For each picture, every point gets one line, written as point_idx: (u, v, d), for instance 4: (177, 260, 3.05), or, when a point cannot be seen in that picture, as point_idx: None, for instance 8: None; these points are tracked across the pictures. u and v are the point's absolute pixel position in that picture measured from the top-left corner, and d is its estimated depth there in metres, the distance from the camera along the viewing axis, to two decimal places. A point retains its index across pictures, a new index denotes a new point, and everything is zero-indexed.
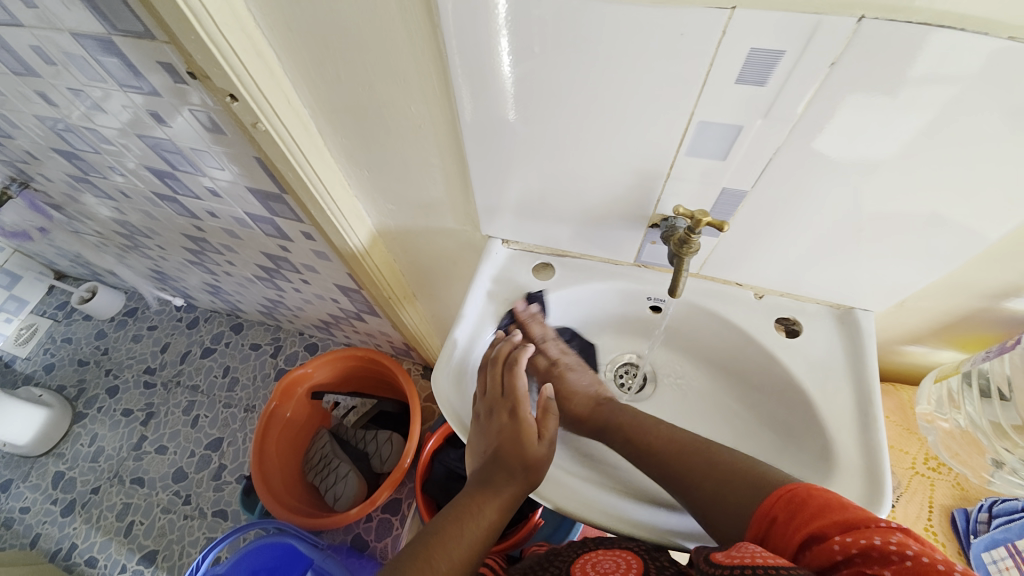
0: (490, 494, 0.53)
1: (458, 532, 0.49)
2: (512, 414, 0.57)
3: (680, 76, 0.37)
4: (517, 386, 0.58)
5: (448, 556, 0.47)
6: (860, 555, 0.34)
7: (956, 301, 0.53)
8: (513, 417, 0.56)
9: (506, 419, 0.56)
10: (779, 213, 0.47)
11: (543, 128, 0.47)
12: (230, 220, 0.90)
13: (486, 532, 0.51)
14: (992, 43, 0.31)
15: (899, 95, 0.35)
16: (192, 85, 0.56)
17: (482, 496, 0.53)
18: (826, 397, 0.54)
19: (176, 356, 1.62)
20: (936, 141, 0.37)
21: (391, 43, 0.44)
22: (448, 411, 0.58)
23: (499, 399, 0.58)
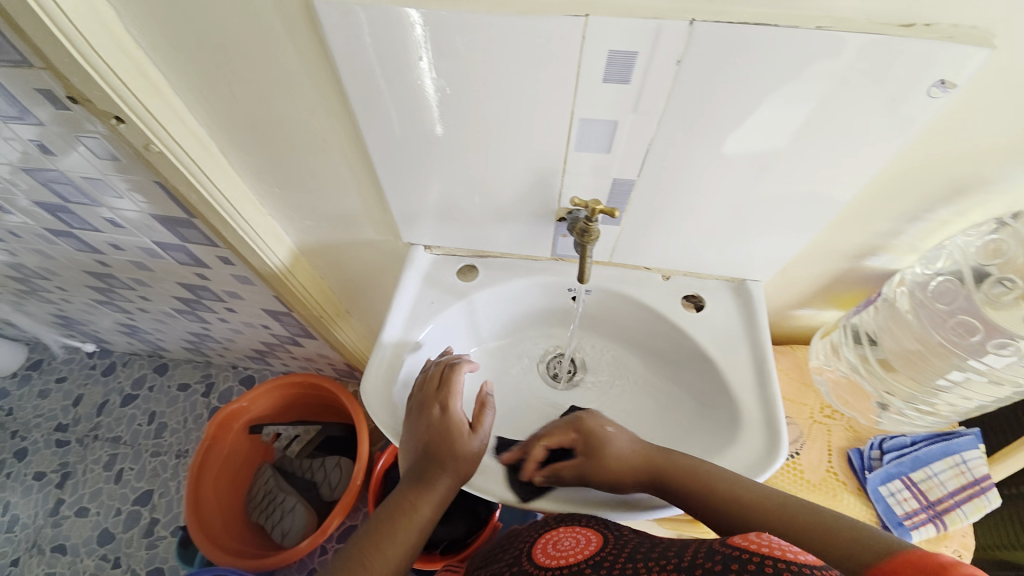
0: (423, 490, 0.54)
1: (390, 530, 0.52)
2: (443, 411, 0.56)
3: (555, 78, 0.41)
4: (451, 386, 0.57)
5: (384, 556, 0.50)
6: None
7: (826, 265, 0.60)
8: (444, 414, 0.56)
9: (437, 416, 0.56)
10: (667, 198, 0.52)
11: (444, 134, 0.49)
12: (138, 251, 0.85)
13: (421, 526, 0.53)
14: (801, 36, 0.36)
15: (739, 86, 0.40)
16: (76, 111, 0.54)
17: (414, 494, 0.54)
18: (729, 361, 0.60)
19: (92, 407, 1.48)
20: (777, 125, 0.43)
21: (281, 58, 0.44)
22: (377, 415, 0.57)
23: (431, 398, 0.57)
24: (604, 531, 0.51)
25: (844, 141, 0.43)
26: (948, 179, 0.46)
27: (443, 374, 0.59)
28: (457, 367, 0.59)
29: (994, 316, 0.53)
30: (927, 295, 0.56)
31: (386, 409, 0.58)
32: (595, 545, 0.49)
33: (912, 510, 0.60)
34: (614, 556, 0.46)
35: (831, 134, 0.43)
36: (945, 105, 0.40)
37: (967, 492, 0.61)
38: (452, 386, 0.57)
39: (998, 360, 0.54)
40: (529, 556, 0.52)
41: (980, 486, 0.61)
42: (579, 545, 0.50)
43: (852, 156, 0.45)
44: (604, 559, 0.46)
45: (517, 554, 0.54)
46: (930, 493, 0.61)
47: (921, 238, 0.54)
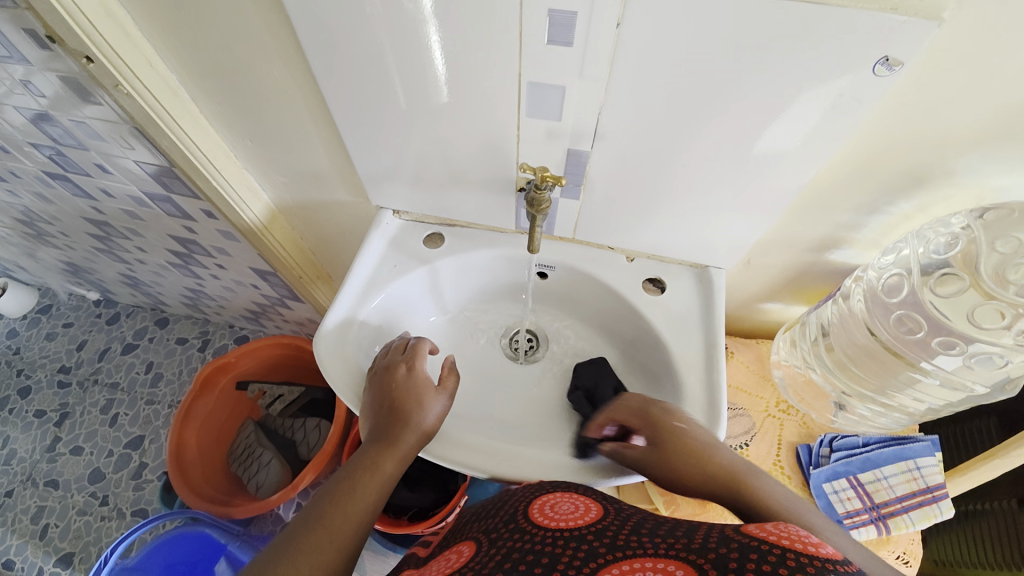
0: (389, 446, 0.53)
1: (353, 486, 0.50)
2: (408, 370, 0.59)
3: (503, 36, 0.41)
4: (420, 351, 0.61)
5: (346, 510, 0.48)
6: None
7: (791, 257, 0.59)
8: (409, 372, 0.58)
9: (402, 374, 0.58)
10: (623, 171, 0.52)
11: (400, 92, 0.49)
12: (128, 200, 0.87)
13: (385, 485, 0.51)
14: (741, 1, 0.35)
15: (686, 54, 0.39)
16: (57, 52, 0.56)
17: (377, 451, 0.53)
18: (682, 345, 0.59)
19: (95, 353, 1.55)
20: (727, 102, 0.42)
21: (238, 5, 0.45)
22: (338, 384, 0.58)
23: (397, 360, 0.60)
24: (604, 504, 0.47)
25: (792, 122, 0.43)
26: (903, 168, 0.45)
27: (409, 345, 0.63)
28: (423, 339, 0.63)
29: (938, 311, 0.51)
30: (878, 290, 0.55)
31: (346, 372, 0.60)
32: (596, 514, 0.45)
33: (857, 511, 0.59)
34: (617, 527, 0.42)
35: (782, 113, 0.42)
36: (892, 86, 0.39)
37: (917, 498, 0.59)
38: (418, 351, 0.61)
39: (947, 360, 0.53)
40: (523, 513, 0.46)
41: (931, 495, 0.59)
42: (579, 511, 0.45)
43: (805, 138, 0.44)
44: (606, 530, 0.42)
45: (509, 510, 0.48)
46: (876, 495, 0.60)
47: (882, 234, 0.52)
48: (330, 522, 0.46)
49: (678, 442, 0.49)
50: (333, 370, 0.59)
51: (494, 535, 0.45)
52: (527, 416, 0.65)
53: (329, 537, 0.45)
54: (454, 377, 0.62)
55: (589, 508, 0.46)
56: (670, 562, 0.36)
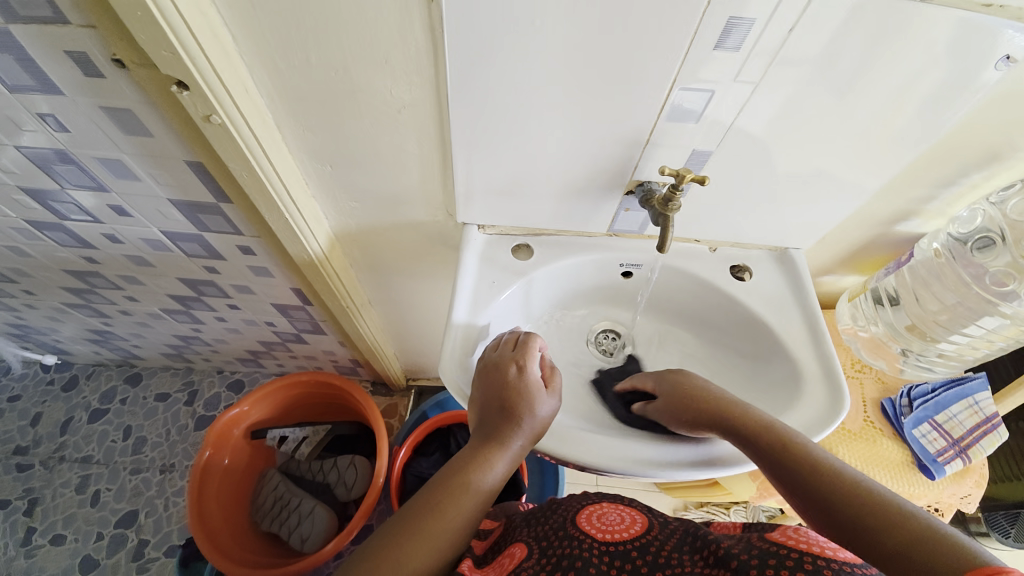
0: (495, 446, 0.52)
1: (465, 480, 0.50)
2: (519, 371, 0.55)
3: (667, 45, 0.42)
4: (528, 348, 0.57)
5: (457, 504, 0.48)
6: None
7: (863, 232, 0.66)
8: (521, 373, 0.54)
9: (514, 375, 0.54)
10: (738, 163, 0.55)
11: (532, 102, 0.49)
12: (141, 243, 0.77)
13: (493, 482, 0.51)
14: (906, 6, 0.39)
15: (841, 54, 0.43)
16: (119, 76, 0.47)
17: (488, 450, 0.52)
18: (784, 322, 0.63)
19: (54, 427, 1.33)
20: (857, 99, 0.47)
21: (376, 23, 0.42)
22: (448, 373, 0.57)
23: (506, 358, 0.56)
24: (649, 516, 0.51)
25: (901, 111, 0.48)
26: (983, 144, 0.52)
27: (517, 341, 0.59)
28: (531, 334, 0.59)
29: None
30: None
31: (458, 370, 0.58)
32: (641, 526, 0.49)
33: (942, 449, 0.66)
34: (659, 543, 0.46)
35: (896, 105, 0.47)
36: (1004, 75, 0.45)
37: (980, 428, 0.67)
38: (528, 348, 0.57)
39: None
40: (573, 523, 0.50)
41: (991, 423, 0.67)
42: (625, 522, 0.49)
43: (914, 124, 0.49)
44: (651, 544, 0.46)
45: (559, 519, 0.51)
46: (953, 432, 0.67)
47: (949, 204, 0.60)
48: (443, 515, 0.47)
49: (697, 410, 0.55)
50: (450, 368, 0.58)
51: (545, 542, 0.48)
52: None
53: (437, 527, 0.46)
54: (558, 373, 0.59)
55: (633, 519, 0.50)
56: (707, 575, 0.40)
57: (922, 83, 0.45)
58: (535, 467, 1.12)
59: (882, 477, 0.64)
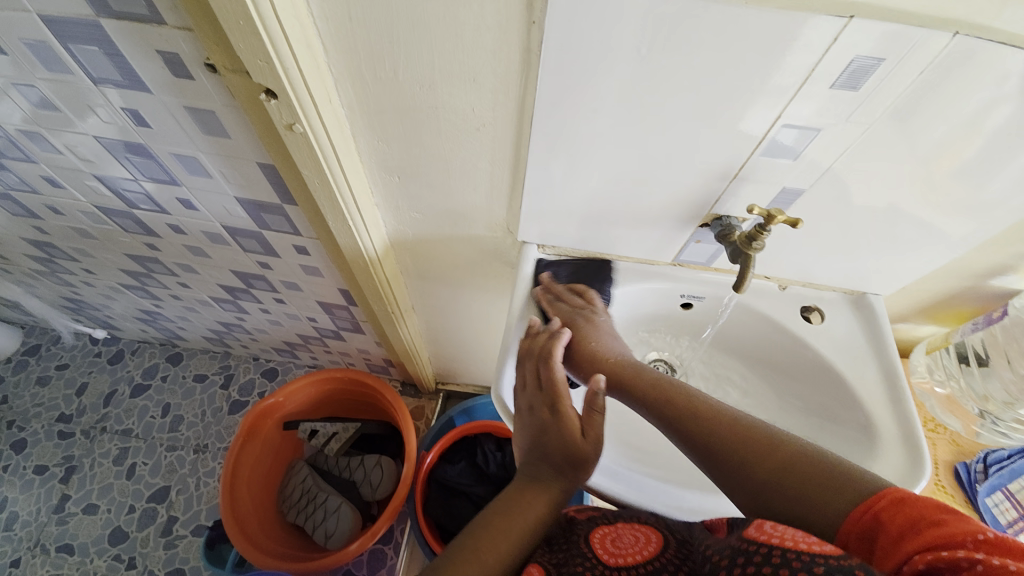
0: (537, 490, 0.50)
1: (506, 525, 0.47)
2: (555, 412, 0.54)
3: (777, 80, 0.40)
4: (555, 378, 0.55)
5: (495, 548, 0.45)
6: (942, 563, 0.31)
7: (953, 283, 0.62)
8: (558, 417, 0.53)
9: (550, 419, 0.54)
10: (829, 202, 0.51)
11: (616, 130, 0.47)
12: (200, 234, 0.78)
13: (534, 525, 0.48)
14: None
15: (975, 99, 0.39)
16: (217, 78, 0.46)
17: (529, 493, 0.50)
18: (858, 374, 0.59)
19: (98, 398, 1.38)
20: (942, 138, 0.43)
21: (472, 44, 0.41)
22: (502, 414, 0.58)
23: (543, 400, 0.55)
24: (664, 534, 0.47)
25: (1013, 164, 0.44)
26: None
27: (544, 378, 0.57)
28: (557, 365, 0.56)
29: None
30: None
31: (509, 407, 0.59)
32: (656, 547, 0.45)
33: (1014, 521, 0.61)
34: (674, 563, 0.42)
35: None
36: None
37: None
38: (560, 387, 0.55)
39: None
40: (585, 541, 0.46)
41: None
42: (640, 543, 0.46)
43: None
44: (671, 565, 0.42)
45: (569, 538, 0.47)
46: None
47: None
48: (481, 561, 0.43)
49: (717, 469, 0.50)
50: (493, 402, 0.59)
51: (562, 562, 0.44)
52: None
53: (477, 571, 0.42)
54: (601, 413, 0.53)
55: (648, 540, 0.46)
56: None
57: (993, 117, 0.40)
58: None
59: None
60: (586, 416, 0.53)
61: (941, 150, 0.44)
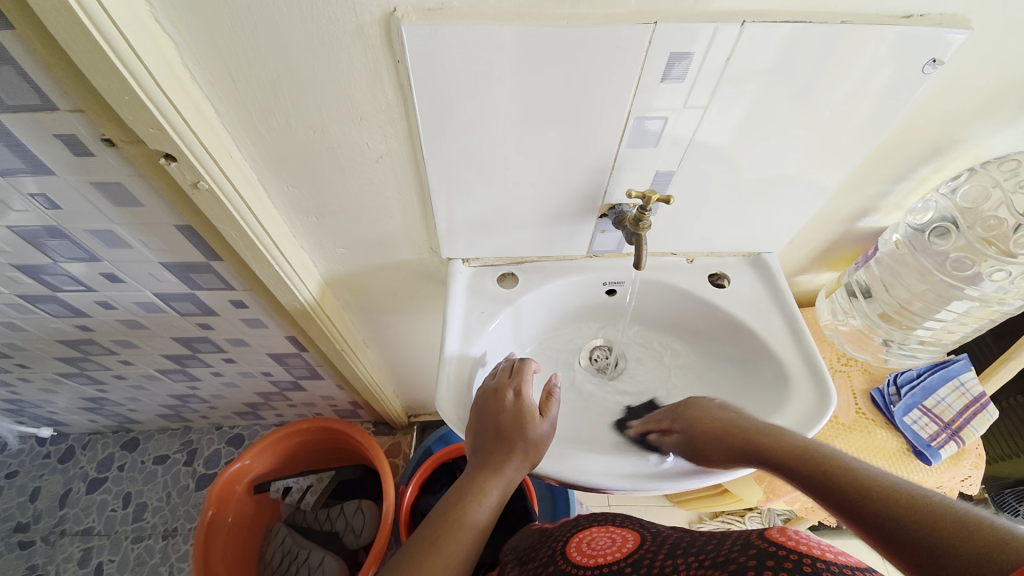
0: (491, 472, 0.52)
1: (462, 513, 0.50)
2: (515, 397, 0.55)
3: (619, 80, 0.46)
4: (523, 374, 0.58)
5: (455, 537, 0.48)
6: None
7: (829, 231, 0.70)
8: (519, 398, 0.55)
9: (510, 401, 0.55)
10: (701, 178, 0.58)
11: (498, 144, 0.52)
12: (134, 307, 0.78)
13: (489, 511, 0.51)
14: (832, 27, 0.43)
15: (784, 70, 0.46)
16: (126, 150, 0.48)
17: (483, 476, 0.52)
18: (764, 325, 0.66)
19: (53, 501, 1.30)
20: (836, 108, 0.50)
21: (351, 87, 0.46)
22: (444, 408, 0.58)
23: (506, 384, 0.57)
24: (641, 532, 0.53)
25: (839, 120, 0.52)
26: (928, 141, 0.55)
27: (512, 367, 0.60)
28: (526, 359, 0.60)
29: (979, 247, 0.60)
30: (925, 241, 0.63)
31: (457, 405, 0.58)
32: (632, 545, 0.50)
33: (934, 434, 0.67)
34: (652, 554, 0.47)
35: (856, 99, 0.50)
36: (936, 81, 0.49)
37: (971, 409, 0.69)
38: (524, 373, 0.58)
39: (991, 283, 0.62)
40: (563, 555, 0.52)
41: (980, 403, 0.69)
42: (616, 545, 0.51)
43: (851, 134, 0.53)
44: (641, 558, 0.47)
45: (550, 553, 0.55)
46: (943, 416, 0.68)
47: (905, 196, 0.63)
48: (444, 551, 0.47)
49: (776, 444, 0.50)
50: (444, 392, 0.59)
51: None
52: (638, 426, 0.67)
53: (439, 565, 0.45)
54: (556, 400, 0.58)
55: (625, 541, 0.51)
56: None
57: (865, 71, 0.47)
58: (546, 494, 1.15)
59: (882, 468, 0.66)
60: (542, 403, 0.58)
61: (841, 115, 0.51)
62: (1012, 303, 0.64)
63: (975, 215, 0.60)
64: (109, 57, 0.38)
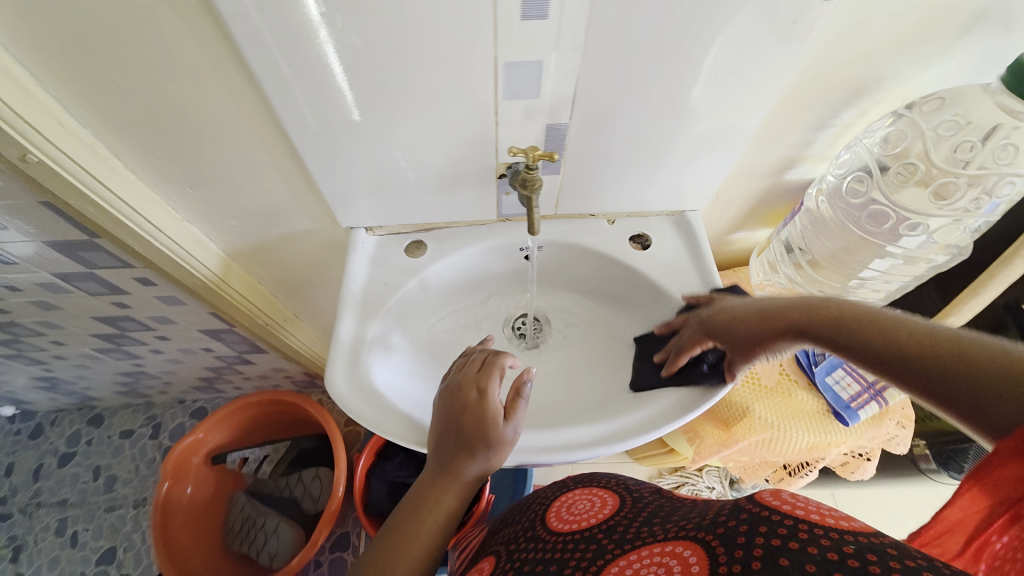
0: (448, 480, 0.51)
1: (419, 524, 0.50)
2: (479, 396, 0.51)
3: (476, 22, 0.41)
4: (491, 370, 0.53)
5: (414, 546, 0.49)
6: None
7: (754, 186, 0.65)
8: (480, 398, 0.51)
9: (472, 400, 0.51)
10: (601, 131, 0.53)
11: (366, 96, 0.47)
12: (39, 287, 0.75)
13: (448, 515, 0.51)
14: None
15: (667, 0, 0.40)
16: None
17: (440, 484, 0.51)
18: (682, 289, 0.63)
19: (25, 475, 1.29)
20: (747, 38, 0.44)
21: (167, 39, 0.41)
22: (335, 384, 0.55)
23: (471, 379, 0.53)
24: (622, 494, 0.56)
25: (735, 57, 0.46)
26: (847, 80, 0.50)
27: (485, 359, 0.55)
28: (501, 352, 0.55)
29: (906, 201, 0.56)
30: (845, 194, 0.59)
31: (348, 382, 0.56)
32: (610, 509, 0.53)
33: (856, 393, 0.65)
34: (629, 519, 0.49)
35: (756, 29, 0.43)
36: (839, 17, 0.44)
37: None
38: (494, 368, 0.53)
39: (912, 239, 0.59)
40: (542, 521, 0.54)
41: None
42: (594, 508, 0.54)
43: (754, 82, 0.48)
44: (617, 522, 0.49)
45: (531, 517, 0.57)
46: (870, 375, 0.66)
47: (830, 144, 0.58)
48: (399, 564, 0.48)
49: (811, 312, 0.47)
50: (337, 364, 0.57)
51: (514, 545, 0.53)
52: (554, 394, 0.65)
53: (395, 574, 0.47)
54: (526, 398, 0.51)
55: (602, 505, 0.54)
56: (684, 546, 0.40)
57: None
58: None
59: (798, 430, 0.66)
60: (510, 402, 0.51)
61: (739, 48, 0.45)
62: (937, 257, 0.62)
63: (904, 157, 0.54)
64: None
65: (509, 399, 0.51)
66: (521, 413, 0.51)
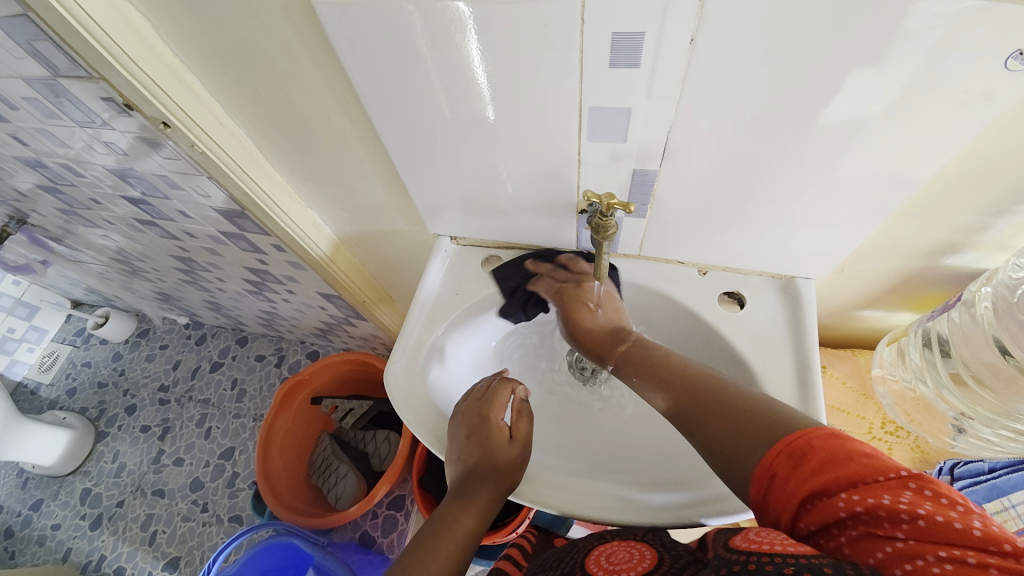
0: (466, 501, 0.51)
1: (436, 544, 0.47)
2: (487, 418, 0.55)
3: (561, 67, 0.40)
4: (500, 395, 0.57)
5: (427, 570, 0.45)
6: (863, 514, 0.32)
7: (897, 263, 0.53)
8: (487, 420, 0.54)
9: (478, 421, 0.54)
10: (696, 180, 0.47)
11: (455, 123, 0.49)
12: (207, 237, 0.94)
13: (466, 539, 0.49)
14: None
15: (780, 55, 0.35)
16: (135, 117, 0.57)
17: (458, 505, 0.51)
18: (769, 368, 0.54)
19: (187, 372, 1.64)
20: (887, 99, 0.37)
21: (296, 61, 0.48)
22: (391, 377, 0.60)
23: (473, 407, 0.56)
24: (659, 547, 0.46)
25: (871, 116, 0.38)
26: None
27: (489, 388, 0.59)
28: (506, 377, 0.59)
29: None
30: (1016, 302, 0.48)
31: (403, 381, 0.60)
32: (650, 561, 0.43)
33: None
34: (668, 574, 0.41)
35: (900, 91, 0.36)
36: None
37: None
38: (500, 393, 0.57)
39: None
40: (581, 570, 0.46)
41: None
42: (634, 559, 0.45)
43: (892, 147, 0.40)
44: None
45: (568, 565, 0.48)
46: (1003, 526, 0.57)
47: (1011, 235, 0.47)
48: None
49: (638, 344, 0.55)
50: (398, 356, 0.62)
51: None
52: (599, 440, 0.62)
53: None
54: (527, 417, 0.57)
55: (642, 556, 0.45)
56: None
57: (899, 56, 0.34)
58: None
59: None
60: (514, 423, 0.56)
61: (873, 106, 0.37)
62: None
63: None
64: (96, 47, 0.46)
65: (513, 419, 0.56)
66: (524, 428, 0.56)
